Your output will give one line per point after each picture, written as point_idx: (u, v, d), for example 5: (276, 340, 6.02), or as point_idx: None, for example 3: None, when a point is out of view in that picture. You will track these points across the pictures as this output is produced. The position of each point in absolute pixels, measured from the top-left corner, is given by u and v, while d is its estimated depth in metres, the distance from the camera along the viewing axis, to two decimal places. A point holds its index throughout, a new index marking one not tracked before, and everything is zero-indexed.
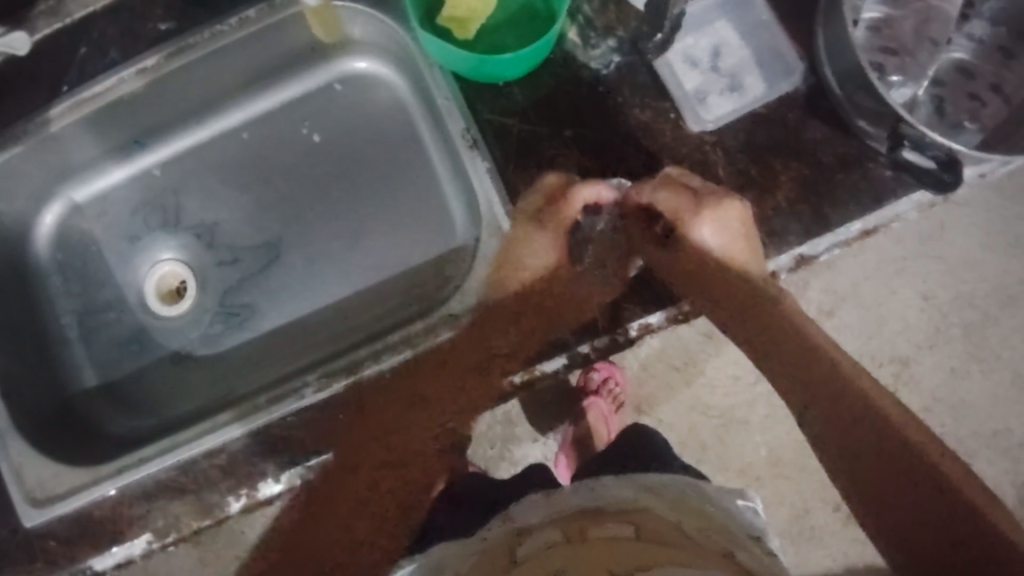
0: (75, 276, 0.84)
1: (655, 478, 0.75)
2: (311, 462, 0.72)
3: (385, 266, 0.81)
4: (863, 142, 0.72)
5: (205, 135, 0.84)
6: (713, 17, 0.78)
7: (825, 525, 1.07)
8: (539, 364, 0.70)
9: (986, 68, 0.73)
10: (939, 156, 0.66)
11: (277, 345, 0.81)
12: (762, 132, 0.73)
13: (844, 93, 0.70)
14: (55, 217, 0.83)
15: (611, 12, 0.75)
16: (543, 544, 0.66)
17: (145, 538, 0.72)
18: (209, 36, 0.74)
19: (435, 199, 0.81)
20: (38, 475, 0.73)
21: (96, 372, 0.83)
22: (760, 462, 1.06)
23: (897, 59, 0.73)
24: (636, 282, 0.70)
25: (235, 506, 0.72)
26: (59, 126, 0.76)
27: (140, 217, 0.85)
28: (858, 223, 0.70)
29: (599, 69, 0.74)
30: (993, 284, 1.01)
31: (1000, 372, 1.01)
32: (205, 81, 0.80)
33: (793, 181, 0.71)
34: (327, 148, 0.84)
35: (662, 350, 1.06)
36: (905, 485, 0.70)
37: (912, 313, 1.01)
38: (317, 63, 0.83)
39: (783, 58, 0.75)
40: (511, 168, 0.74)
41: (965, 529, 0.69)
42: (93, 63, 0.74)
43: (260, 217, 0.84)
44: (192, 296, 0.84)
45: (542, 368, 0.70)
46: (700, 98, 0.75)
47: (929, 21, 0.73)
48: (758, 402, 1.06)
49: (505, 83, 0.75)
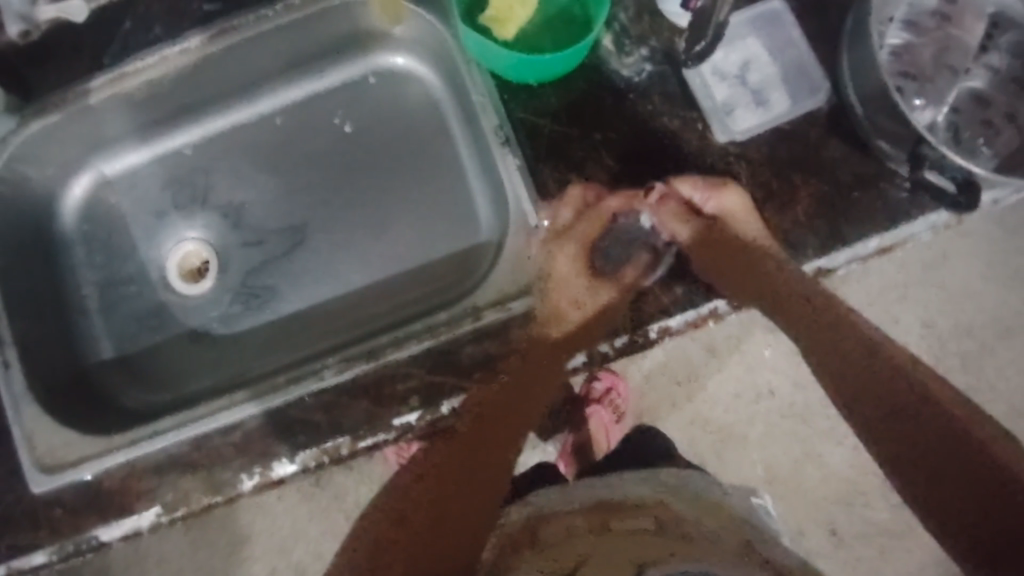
0: (99, 247, 0.85)
1: (670, 473, 0.80)
2: (326, 444, 0.72)
3: (406, 258, 0.82)
4: (882, 163, 0.73)
5: (239, 118, 0.86)
6: (743, 33, 0.79)
7: (817, 546, 1.12)
8: (608, 339, 0.70)
9: (1001, 97, 0.76)
10: (958, 177, 0.68)
11: (297, 328, 0.82)
12: (784, 146, 0.75)
13: (865, 113, 0.73)
14: (82, 190, 0.85)
15: (646, 22, 0.78)
16: (569, 529, 0.73)
17: (154, 511, 0.71)
18: (252, 21, 0.77)
19: (461, 195, 0.82)
20: (49, 443, 0.74)
21: (114, 345, 0.83)
22: (757, 479, 1.12)
23: (916, 84, 0.77)
24: (658, 282, 0.71)
25: (247, 484, 0.71)
26: (96, 99, 0.77)
27: (169, 194, 0.86)
28: (875, 239, 0.72)
29: (630, 76, 0.77)
30: (992, 315, 1.13)
31: (995, 404, 1.13)
32: (244, 65, 0.81)
33: (812, 197, 0.73)
34: (358, 138, 0.85)
35: (666, 363, 1.13)
36: (958, 460, 0.66)
37: (912, 339, 1.14)
38: (355, 54, 0.85)
39: (808, 76, 0.77)
40: (541, 166, 0.76)
41: (972, 479, 0.65)
42: (134, 38, 0.77)
43: (287, 203, 0.85)
44: (212, 277, 0.85)
45: (610, 345, 0.70)
46: (727, 110, 0.76)
47: (947, 49, 0.77)
48: (757, 419, 1.13)
49: (539, 84, 0.78)
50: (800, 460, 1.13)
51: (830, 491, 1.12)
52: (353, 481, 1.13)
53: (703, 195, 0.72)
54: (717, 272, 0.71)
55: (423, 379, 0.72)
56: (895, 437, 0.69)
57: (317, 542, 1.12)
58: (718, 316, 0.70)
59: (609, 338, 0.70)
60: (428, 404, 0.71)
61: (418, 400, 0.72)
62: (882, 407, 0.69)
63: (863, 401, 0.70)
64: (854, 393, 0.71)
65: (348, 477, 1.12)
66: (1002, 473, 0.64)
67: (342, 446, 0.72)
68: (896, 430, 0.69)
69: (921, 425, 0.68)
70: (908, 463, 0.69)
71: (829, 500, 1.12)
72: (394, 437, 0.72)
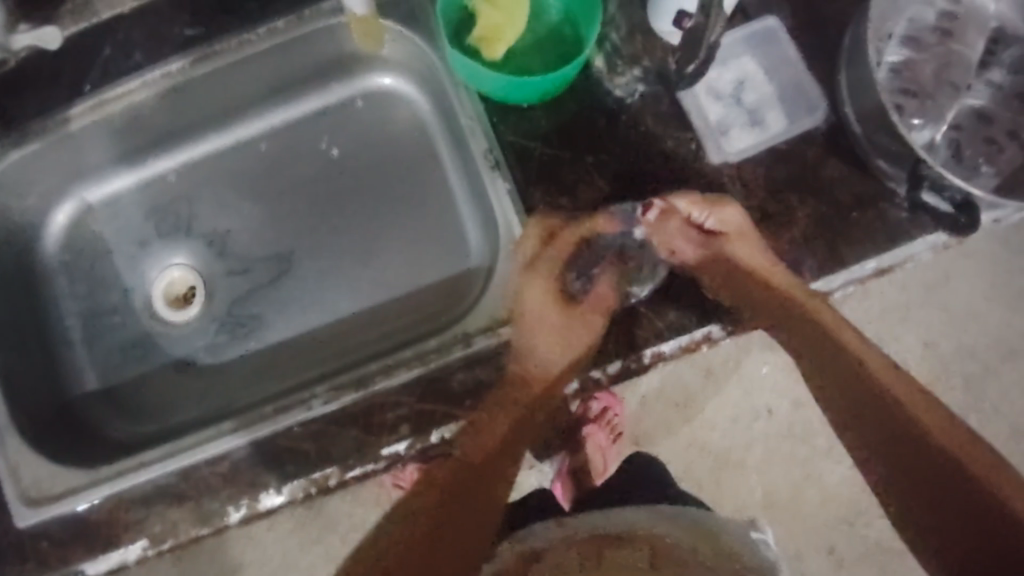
0: (82, 277, 0.84)
1: (669, 507, 0.79)
2: (314, 476, 0.68)
3: (394, 284, 0.81)
4: (882, 183, 0.71)
5: (224, 144, 0.85)
6: (740, 51, 0.77)
7: (818, 571, 1.10)
8: (601, 366, 0.68)
9: (1004, 114, 0.73)
10: (956, 199, 0.66)
11: (283, 358, 0.81)
12: (782, 168, 0.72)
13: (864, 132, 0.71)
14: (65, 217, 0.84)
15: (639, 42, 0.76)
16: (560, 564, 0.70)
17: (141, 544, 0.67)
18: (235, 45, 0.75)
19: (450, 219, 0.81)
20: (35, 475, 0.72)
21: (99, 376, 0.82)
22: (756, 502, 1.11)
23: (917, 101, 0.74)
24: (647, 305, 0.69)
25: (234, 516, 0.68)
26: (78, 125, 0.76)
27: (153, 223, 0.85)
28: (873, 261, 0.69)
29: (623, 97, 0.75)
30: (995, 336, 1.12)
31: (999, 424, 1.12)
32: (230, 87, 0.80)
33: (810, 218, 0.70)
34: (345, 162, 0.84)
35: (662, 388, 1.12)
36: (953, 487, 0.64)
37: (913, 358, 1.12)
38: (342, 78, 0.84)
39: (806, 94, 0.75)
40: (532, 189, 0.74)
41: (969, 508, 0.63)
42: (116, 64, 0.75)
43: (274, 229, 0.84)
44: (199, 303, 0.84)
45: (605, 372, 0.68)
46: (722, 130, 0.74)
47: (949, 65, 0.74)
48: (755, 444, 1.12)
49: (529, 105, 0.76)
50: (799, 484, 1.11)
51: (830, 514, 1.11)
52: (346, 507, 1.12)
53: (700, 212, 0.70)
54: (720, 283, 0.69)
55: (413, 408, 0.69)
56: (890, 474, 0.68)
57: (309, 571, 1.12)
58: (712, 340, 0.68)
59: (605, 363, 0.68)
60: (419, 433, 0.68)
61: (408, 429, 0.69)
62: (886, 435, 0.67)
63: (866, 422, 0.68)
64: (855, 423, 0.69)
65: (340, 503, 1.12)
66: (1001, 507, 0.62)
67: (331, 476, 0.68)
68: (894, 463, 0.67)
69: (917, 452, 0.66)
70: (914, 503, 0.66)
71: (830, 523, 1.11)
72: (385, 467, 0.69)
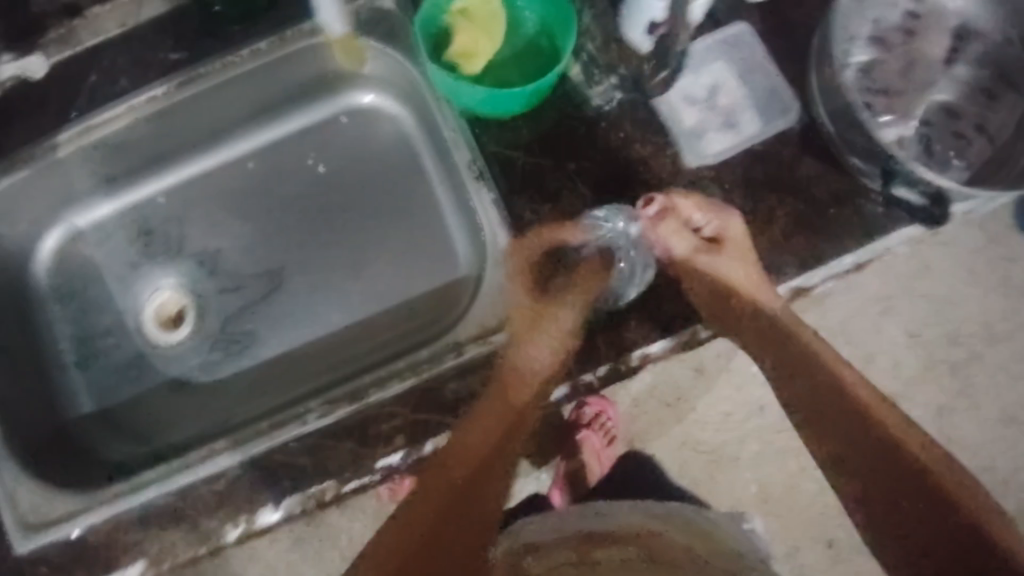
0: (75, 302, 0.85)
1: (660, 505, 0.80)
2: (312, 490, 0.69)
3: (383, 297, 0.82)
4: (857, 180, 0.73)
5: (212, 164, 0.86)
6: (713, 56, 0.78)
7: (815, 563, 1.13)
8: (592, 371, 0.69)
9: (971, 107, 0.76)
10: (929, 191, 0.68)
11: (278, 372, 0.82)
12: (759, 168, 0.74)
13: (836, 130, 0.72)
14: (55, 242, 0.85)
15: (614, 51, 0.78)
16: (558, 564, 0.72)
17: (139, 567, 0.68)
18: (219, 67, 0.77)
19: (437, 229, 0.83)
20: (33, 500, 0.72)
21: (94, 399, 0.83)
22: (751, 498, 1.13)
23: (886, 99, 0.77)
24: (640, 314, 0.69)
25: (232, 534, 0.68)
26: (66, 152, 0.77)
27: (143, 245, 0.86)
28: (851, 257, 0.70)
29: (601, 105, 0.77)
30: (977, 321, 1.15)
31: (985, 410, 1.14)
32: (214, 109, 0.82)
33: (789, 217, 0.72)
34: (332, 178, 0.86)
35: (654, 386, 1.13)
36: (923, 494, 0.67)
37: (899, 349, 1.15)
38: (325, 96, 0.85)
39: (778, 96, 0.76)
40: (517, 198, 0.75)
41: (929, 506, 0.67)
42: (103, 90, 0.76)
43: (263, 248, 0.85)
44: (190, 324, 0.85)
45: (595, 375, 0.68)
46: (698, 134, 0.75)
47: (914, 64, 0.77)
48: (747, 439, 1.13)
49: (510, 117, 0.77)
50: (794, 479, 1.13)
51: (826, 507, 1.13)
52: (344, 520, 1.13)
53: (705, 216, 0.71)
54: (716, 287, 0.71)
55: (408, 419, 0.70)
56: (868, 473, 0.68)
57: None
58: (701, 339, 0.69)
59: (596, 367, 0.68)
60: (413, 443, 0.69)
61: (402, 440, 0.69)
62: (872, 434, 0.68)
63: (838, 420, 0.69)
64: (827, 422, 0.70)
65: (340, 516, 1.13)
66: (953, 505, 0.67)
67: (328, 490, 0.69)
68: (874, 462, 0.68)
69: (883, 450, 0.68)
70: (887, 496, 0.68)
71: (826, 515, 1.13)
72: (381, 478, 0.69)
